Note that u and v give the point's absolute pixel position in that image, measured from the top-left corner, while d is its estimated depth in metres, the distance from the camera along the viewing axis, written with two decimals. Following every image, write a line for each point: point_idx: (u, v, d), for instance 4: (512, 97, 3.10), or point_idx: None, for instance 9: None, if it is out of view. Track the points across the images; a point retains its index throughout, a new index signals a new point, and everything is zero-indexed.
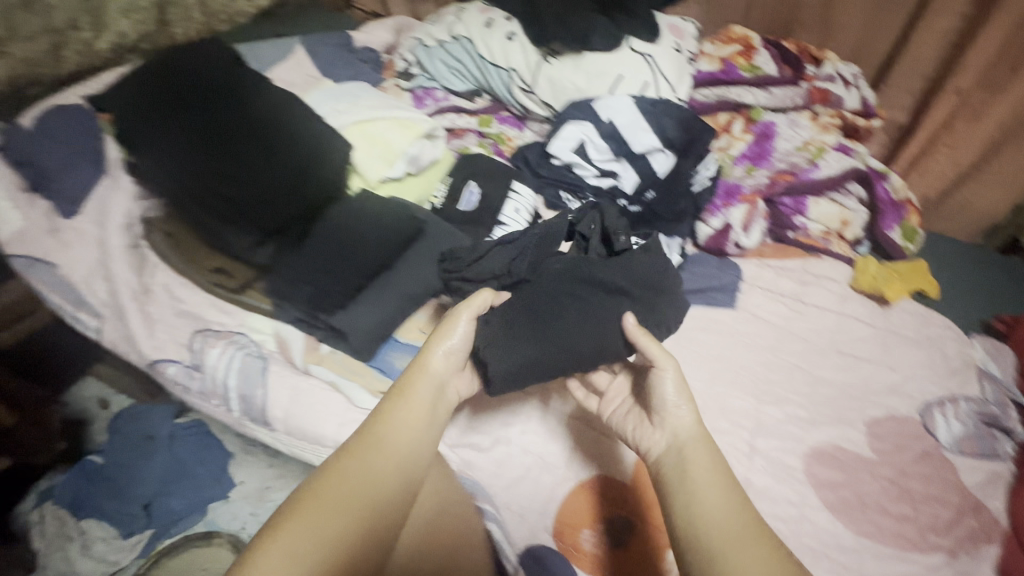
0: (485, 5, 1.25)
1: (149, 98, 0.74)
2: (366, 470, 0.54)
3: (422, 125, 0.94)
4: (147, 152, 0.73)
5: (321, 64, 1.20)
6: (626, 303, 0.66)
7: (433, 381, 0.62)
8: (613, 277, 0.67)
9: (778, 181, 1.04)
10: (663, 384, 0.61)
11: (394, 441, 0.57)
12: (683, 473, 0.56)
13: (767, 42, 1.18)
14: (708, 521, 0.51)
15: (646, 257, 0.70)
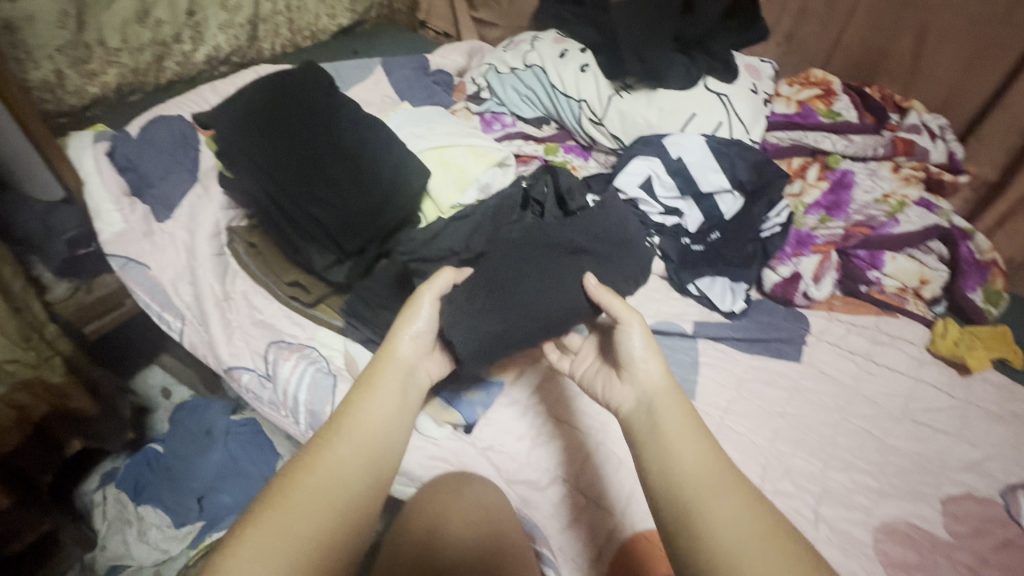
0: (559, 34, 1.27)
1: (254, 118, 0.78)
2: (332, 468, 0.50)
3: (496, 154, 0.95)
4: (244, 167, 0.78)
5: (398, 86, 1.25)
6: (582, 263, 0.75)
7: (401, 367, 0.60)
8: (566, 239, 0.77)
9: (854, 233, 1.00)
10: (628, 340, 0.61)
11: (364, 427, 0.54)
12: (656, 424, 0.54)
13: (848, 88, 1.15)
14: (677, 471, 0.48)
15: (591, 215, 0.81)
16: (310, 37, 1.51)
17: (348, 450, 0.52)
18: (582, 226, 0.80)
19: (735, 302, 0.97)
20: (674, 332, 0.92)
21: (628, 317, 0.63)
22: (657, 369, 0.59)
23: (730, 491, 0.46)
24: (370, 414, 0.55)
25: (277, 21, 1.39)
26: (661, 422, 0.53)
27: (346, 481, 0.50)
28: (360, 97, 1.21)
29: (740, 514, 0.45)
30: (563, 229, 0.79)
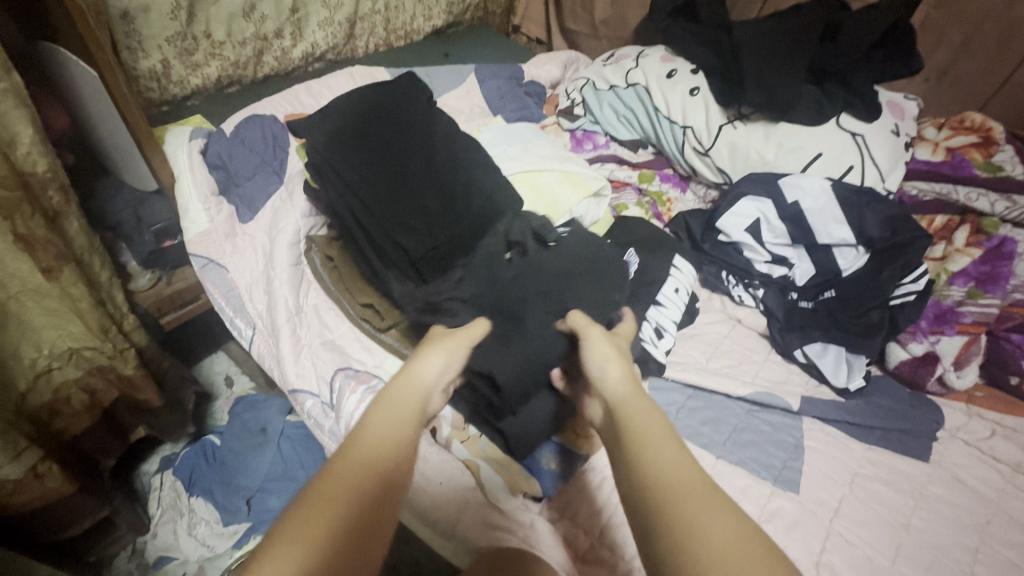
0: (668, 52, 1.17)
1: (351, 131, 0.76)
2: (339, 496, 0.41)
3: (592, 183, 0.88)
4: (332, 178, 0.75)
5: (489, 97, 1.19)
6: (562, 284, 0.70)
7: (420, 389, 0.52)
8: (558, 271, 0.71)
9: (1012, 314, 0.84)
10: (593, 353, 0.58)
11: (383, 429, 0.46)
12: (630, 429, 0.47)
13: (1013, 137, 0.97)
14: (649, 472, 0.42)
15: (573, 240, 0.76)
16: (404, 37, 1.49)
17: (362, 450, 0.44)
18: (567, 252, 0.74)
19: (852, 377, 0.84)
20: (775, 406, 0.81)
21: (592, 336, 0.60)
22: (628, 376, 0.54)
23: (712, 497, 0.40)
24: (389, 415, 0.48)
25: (374, 20, 1.37)
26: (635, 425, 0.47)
27: (359, 482, 0.42)
28: (450, 105, 1.16)
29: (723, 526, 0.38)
30: (543, 261, 0.72)
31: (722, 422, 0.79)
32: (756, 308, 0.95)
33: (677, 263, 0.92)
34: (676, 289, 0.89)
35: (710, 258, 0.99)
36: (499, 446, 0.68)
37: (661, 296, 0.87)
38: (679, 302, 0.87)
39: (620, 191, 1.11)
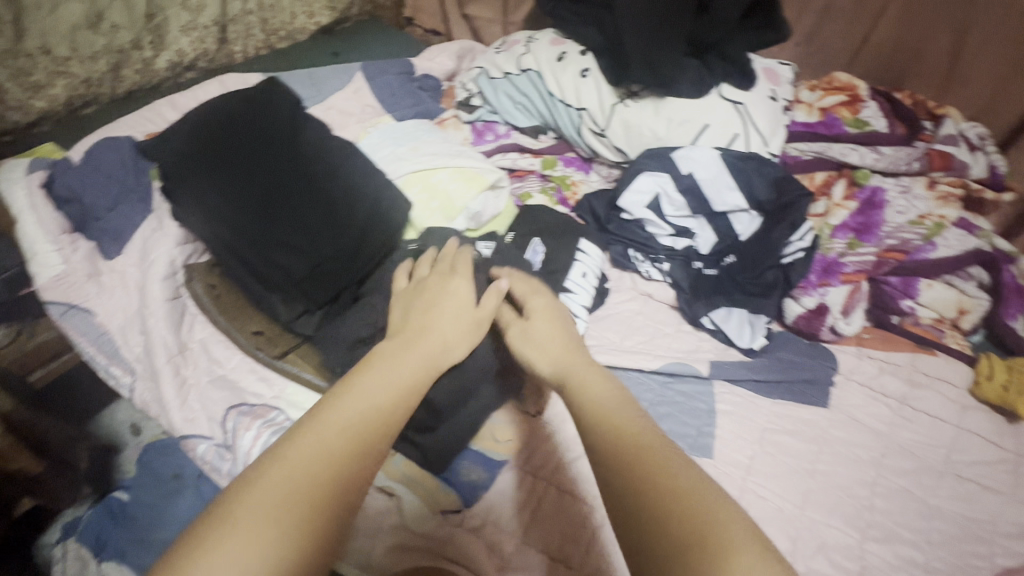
0: (557, 35, 1.16)
1: (221, 147, 0.71)
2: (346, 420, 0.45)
3: (486, 177, 0.85)
4: (197, 198, 0.70)
5: (379, 94, 1.14)
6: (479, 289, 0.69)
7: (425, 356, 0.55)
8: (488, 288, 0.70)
9: (887, 258, 0.90)
10: (529, 332, 0.62)
11: (364, 393, 0.48)
12: (629, 442, 0.45)
13: (875, 93, 1.04)
14: (669, 489, 0.41)
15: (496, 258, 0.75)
16: (287, 37, 1.40)
17: (348, 418, 0.45)
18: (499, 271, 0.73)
19: (755, 339, 0.88)
20: (687, 374, 0.83)
21: (533, 305, 0.65)
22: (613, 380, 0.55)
23: (748, 526, 0.38)
24: (377, 384, 0.49)
25: (248, 21, 1.28)
26: (635, 437, 0.46)
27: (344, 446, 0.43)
28: (338, 107, 1.09)
29: (760, 554, 0.37)
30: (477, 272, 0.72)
31: (638, 399, 0.80)
32: (664, 282, 0.97)
33: (583, 247, 0.92)
34: (584, 274, 0.89)
35: (616, 238, 1.00)
36: (418, 463, 0.66)
37: (569, 283, 0.87)
38: (588, 287, 0.88)
39: (523, 180, 1.09)
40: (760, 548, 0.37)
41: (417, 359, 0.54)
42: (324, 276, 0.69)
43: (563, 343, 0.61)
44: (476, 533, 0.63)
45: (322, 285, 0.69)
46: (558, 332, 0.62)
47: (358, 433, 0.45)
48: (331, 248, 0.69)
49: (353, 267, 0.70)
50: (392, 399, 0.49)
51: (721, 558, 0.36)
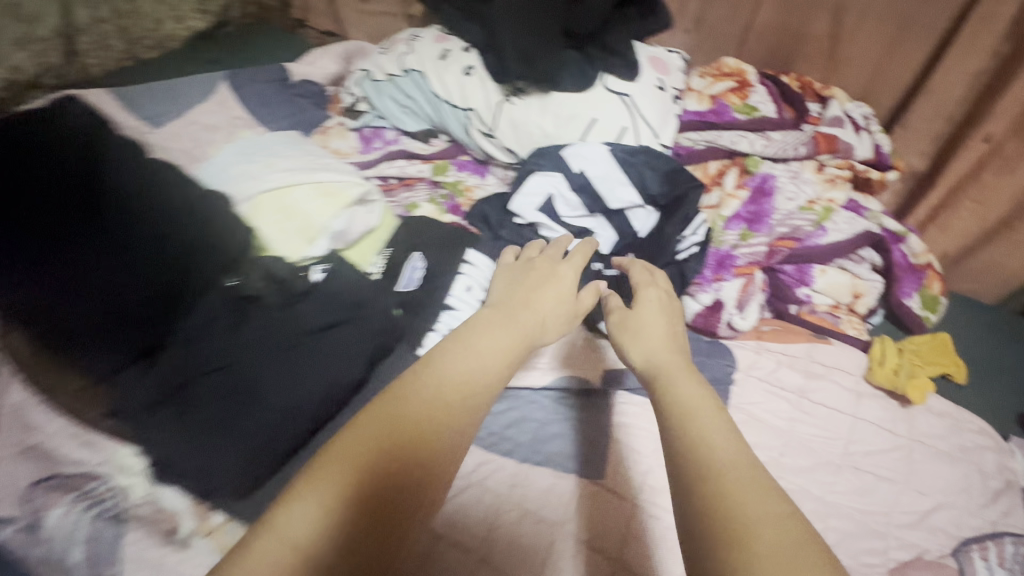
0: (442, 31, 1.09)
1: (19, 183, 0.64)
2: (449, 379, 0.50)
3: (350, 192, 0.78)
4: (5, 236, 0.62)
5: (250, 105, 1.05)
6: (314, 315, 0.62)
7: (535, 317, 0.61)
8: (310, 314, 0.62)
9: (778, 248, 0.88)
10: (629, 318, 0.63)
11: (467, 358, 0.52)
12: (707, 458, 0.43)
13: (764, 77, 1.02)
14: (736, 508, 0.39)
15: (331, 276, 0.66)
16: (156, 47, 1.28)
17: (450, 378, 0.50)
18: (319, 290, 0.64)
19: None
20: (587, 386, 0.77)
21: (642, 298, 0.65)
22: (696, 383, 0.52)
23: (802, 541, 0.38)
24: (482, 346, 0.54)
25: (104, 30, 1.19)
26: (712, 449, 0.44)
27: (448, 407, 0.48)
28: (201, 121, 0.99)
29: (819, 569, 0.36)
30: (315, 293, 0.64)
31: (526, 420, 0.75)
32: None
33: (469, 257, 0.86)
34: (468, 287, 0.82)
35: (508, 243, 0.93)
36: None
37: (451, 299, 0.80)
38: (473, 301, 0.81)
39: (411, 189, 1.02)
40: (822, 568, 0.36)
41: (517, 327, 0.58)
42: (128, 325, 0.59)
43: (664, 338, 0.59)
44: (481, 524, 0.63)
45: (128, 335, 0.59)
46: (667, 327, 0.61)
47: (455, 393, 0.49)
48: (136, 290, 0.60)
49: (167, 311, 0.61)
50: (496, 365, 0.54)
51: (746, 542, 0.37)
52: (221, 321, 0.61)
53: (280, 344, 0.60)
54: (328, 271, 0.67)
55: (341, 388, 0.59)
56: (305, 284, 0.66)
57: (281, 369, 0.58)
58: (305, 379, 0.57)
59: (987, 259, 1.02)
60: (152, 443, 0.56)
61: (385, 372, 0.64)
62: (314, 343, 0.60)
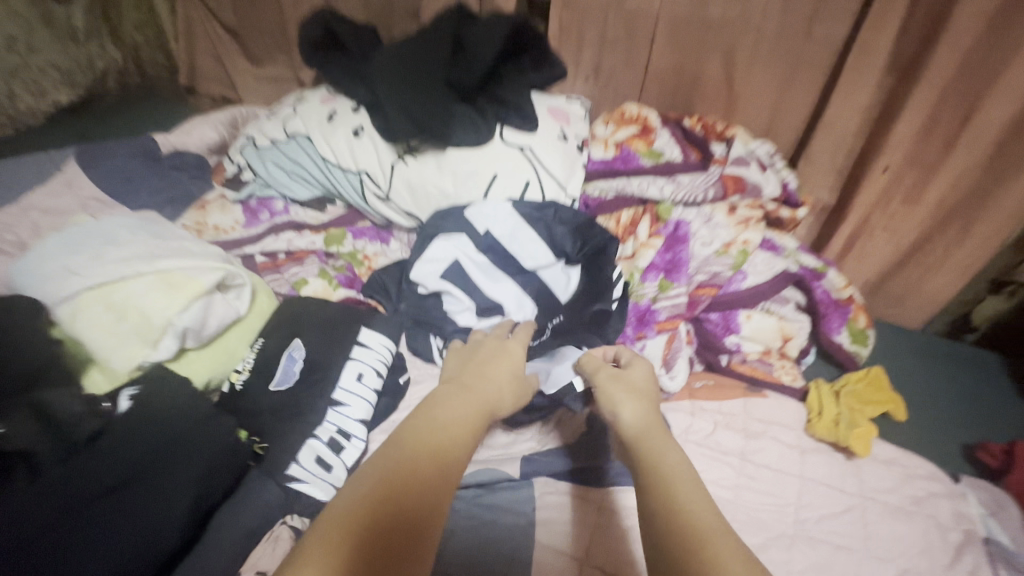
0: (329, 92, 1.02)
1: None
2: (428, 435, 0.47)
3: (203, 279, 0.66)
4: None
5: (110, 185, 0.92)
6: (131, 456, 0.51)
7: (485, 397, 0.55)
8: (108, 462, 0.50)
9: (699, 296, 0.83)
10: (612, 391, 0.56)
11: (428, 432, 0.48)
12: (700, 537, 0.38)
13: (666, 122, 0.99)
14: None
15: (149, 405, 0.55)
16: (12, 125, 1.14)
17: (409, 447, 0.45)
18: (121, 431, 0.52)
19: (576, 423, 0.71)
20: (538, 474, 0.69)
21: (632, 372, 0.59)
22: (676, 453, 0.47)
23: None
24: (440, 416, 0.50)
25: None
26: (707, 531, 0.39)
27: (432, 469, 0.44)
28: (43, 207, 0.86)
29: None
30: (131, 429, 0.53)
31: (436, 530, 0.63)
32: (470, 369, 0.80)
33: (365, 337, 0.74)
34: (360, 376, 0.70)
35: (408, 317, 0.84)
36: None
37: (340, 392, 0.68)
38: (369, 391, 0.69)
39: (301, 264, 0.92)
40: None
41: (475, 394, 0.55)
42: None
43: (643, 397, 0.54)
44: None
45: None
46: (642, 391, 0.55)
47: (417, 462, 0.44)
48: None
49: None
50: (461, 443, 0.49)
51: None
52: None
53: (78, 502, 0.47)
54: (133, 401, 0.55)
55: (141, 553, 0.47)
56: (100, 421, 0.53)
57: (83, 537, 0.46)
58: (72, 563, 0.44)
59: (906, 284, 1.01)
60: None
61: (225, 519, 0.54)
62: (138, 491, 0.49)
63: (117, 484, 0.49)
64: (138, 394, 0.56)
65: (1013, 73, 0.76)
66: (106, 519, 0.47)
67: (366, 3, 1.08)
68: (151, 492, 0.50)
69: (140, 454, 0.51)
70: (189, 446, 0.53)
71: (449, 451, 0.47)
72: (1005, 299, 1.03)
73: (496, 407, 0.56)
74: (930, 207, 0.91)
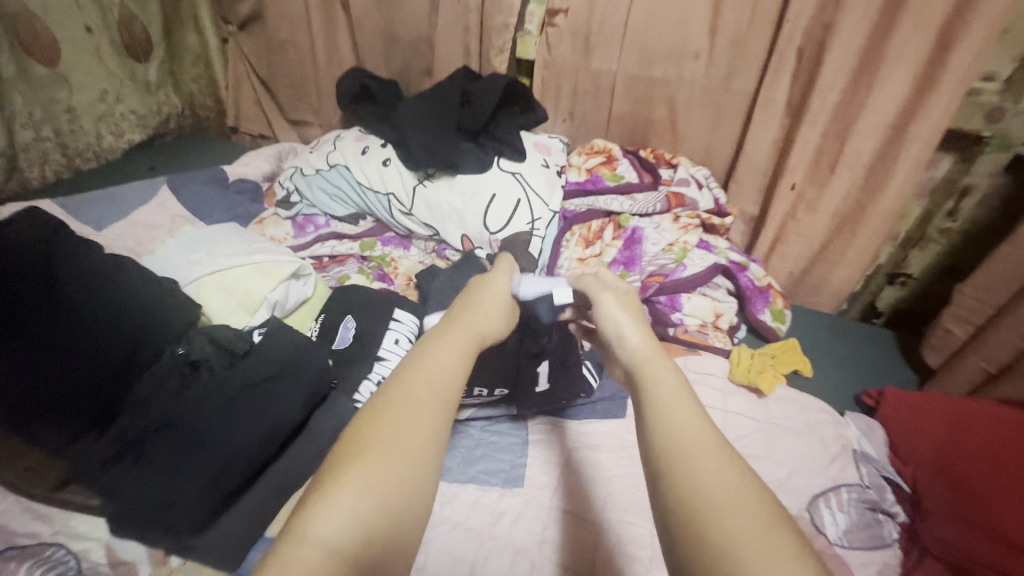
0: (361, 131, 1.29)
1: None
2: (432, 369, 0.53)
3: (284, 268, 0.91)
4: None
5: (190, 204, 1.17)
6: (267, 368, 0.67)
7: (473, 329, 0.61)
8: (251, 370, 0.66)
9: (650, 283, 1.10)
10: (610, 313, 0.67)
11: (435, 370, 0.53)
12: (678, 452, 0.45)
13: (626, 153, 1.27)
14: (699, 496, 0.42)
15: (274, 336, 0.70)
16: (94, 158, 1.39)
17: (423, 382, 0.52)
18: (259, 351, 0.68)
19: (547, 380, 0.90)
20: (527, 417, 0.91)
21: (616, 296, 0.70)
22: (667, 372, 0.55)
23: (760, 522, 0.40)
24: (437, 350, 0.55)
25: (44, 148, 1.27)
26: (684, 446, 0.46)
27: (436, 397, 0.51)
28: (143, 222, 1.10)
29: (783, 549, 0.38)
30: (263, 352, 0.68)
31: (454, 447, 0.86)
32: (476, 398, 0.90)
33: (398, 315, 0.96)
34: (396, 340, 0.93)
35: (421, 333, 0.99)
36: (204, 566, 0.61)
37: (384, 351, 0.91)
38: (402, 352, 0.92)
39: (342, 264, 1.17)
40: (786, 549, 0.38)
41: (467, 326, 0.61)
42: (76, 399, 0.64)
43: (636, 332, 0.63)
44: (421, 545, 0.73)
45: (76, 411, 0.64)
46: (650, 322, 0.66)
47: (428, 391, 0.51)
48: (87, 371, 0.65)
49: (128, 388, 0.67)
50: (462, 373, 0.55)
51: (707, 515, 0.41)
52: (172, 380, 0.64)
53: (235, 395, 0.63)
54: (266, 333, 0.72)
55: (277, 434, 0.63)
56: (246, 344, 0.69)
57: (237, 421, 0.61)
58: (231, 437, 0.60)
59: (819, 277, 1.28)
60: (112, 491, 0.57)
61: (320, 422, 0.68)
62: (274, 392, 0.65)
63: (257, 387, 0.65)
64: (268, 330, 0.73)
65: (869, 116, 1.05)
66: (254, 409, 0.63)
67: (388, 64, 1.36)
68: (278, 395, 0.65)
69: (272, 368, 0.67)
70: (304, 365, 0.69)
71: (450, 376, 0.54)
72: (900, 288, 1.30)
73: (485, 333, 0.63)
74: (828, 215, 1.19)
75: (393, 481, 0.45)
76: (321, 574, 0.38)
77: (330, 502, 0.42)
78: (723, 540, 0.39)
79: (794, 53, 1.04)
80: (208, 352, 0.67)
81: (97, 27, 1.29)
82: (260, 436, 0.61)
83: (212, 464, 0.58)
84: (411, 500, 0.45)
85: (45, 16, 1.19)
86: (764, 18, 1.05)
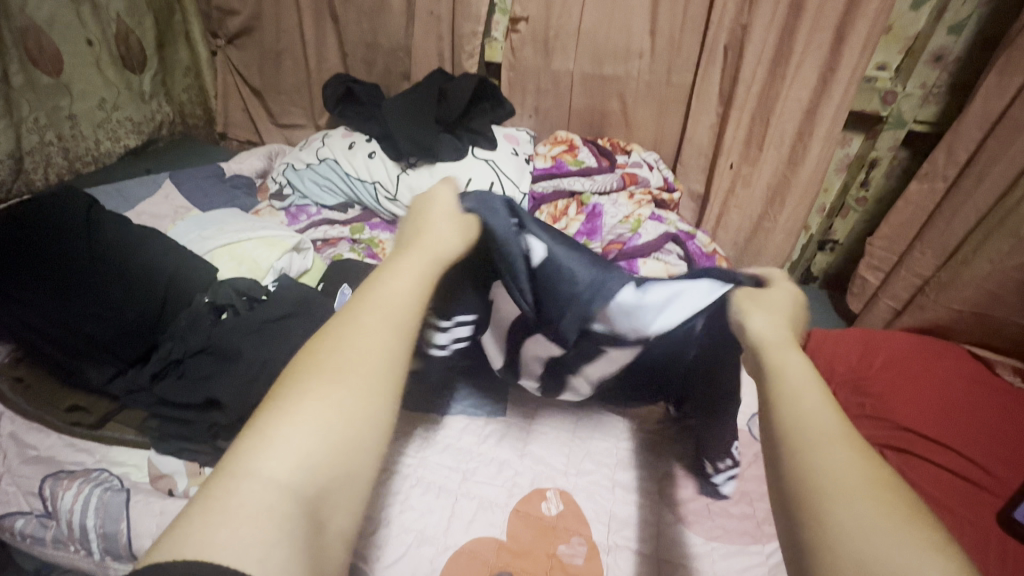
0: (347, 129, 1.43)
1: (27, 240, 0.78)
2: (373, 305, 0.45)
3: (287, 241, 1.02)
4: (24, 281, 0.75)
5: (189, 196, 1.28)
6: (282, 309, 0.79)
7: (428, 254, 0.52)
8: (270, 310, 0.78)
9: (611, 249, 1.23)
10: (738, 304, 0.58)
11: (374, 308, 0.44)
12: (793, 428, 0.40)
13: (586, 142, 1.44)
14: (818, 477, 0.37)
15: (285, 286, 0.83)
16: (92, 162, 1.48)
17: (359, 320, 0.43)
18: (275, 296, 0.81)
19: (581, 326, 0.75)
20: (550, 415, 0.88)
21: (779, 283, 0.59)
22: (799, 361, 0.46)
23: (896, 507, 0.35)
24: (389, 281, 0.47)
25: (48, 152, 1.36)
26: (805, 426, 0.40)
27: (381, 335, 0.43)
28: (149, 212, 1.21)
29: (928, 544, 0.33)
30: (278, 297, 0.81)
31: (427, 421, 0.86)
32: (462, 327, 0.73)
33: None
34: None
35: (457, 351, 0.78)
36: None
37: None
38: None
39: (336, 246, 1.28)
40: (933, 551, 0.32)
41: (416, 259, 0.51)
42: (121, 339, 0.75)
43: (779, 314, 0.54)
44: (411, 471, 0.79)
45: (121, 349, 0.75)
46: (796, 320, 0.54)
47: (369, 328, 0.43)
48: (127, 315, 0.76)
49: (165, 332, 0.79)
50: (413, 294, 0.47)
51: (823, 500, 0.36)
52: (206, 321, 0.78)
53: (257, 329, 0.75)
54: (279, 284, 0.85)
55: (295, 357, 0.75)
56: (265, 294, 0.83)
57: (262, 347, 0.73)
58: (258, 357, 0.72)
59: (759, 245, 1.45)
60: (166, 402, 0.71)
61: None
62: (292, 326, 0.77)
63: (275, 323, 0.77)
64: (281, 283, 0.85)
65: (786, 99, 1.23)
66: (274, 338, 0.75)
67: (370, 69, 1.51)
68: (293, 327, 0.77)
69: (287, 308, 0.79)
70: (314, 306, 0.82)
71: (397, 310, 0.45)
72: (830, 253, 1.49)
73: (443, 263, 0.54)
74: (761, 189, 1.37)
75: (335, 428, 0.38)
76: (265, 522, 0.33)
77: (281, 425, 0.37)
78: (838, 518, 0.35)
79: (721, 48, 1.22)
80: (232, 301, 0.81)
81: (98, 40, 1.40)
82: (280, 357, 0.73)
83: (241, 379, 0.70)
84: (364, 436, 0.39)
85: (50, 30, 1.30)
86: (694, 22, 1.24)
